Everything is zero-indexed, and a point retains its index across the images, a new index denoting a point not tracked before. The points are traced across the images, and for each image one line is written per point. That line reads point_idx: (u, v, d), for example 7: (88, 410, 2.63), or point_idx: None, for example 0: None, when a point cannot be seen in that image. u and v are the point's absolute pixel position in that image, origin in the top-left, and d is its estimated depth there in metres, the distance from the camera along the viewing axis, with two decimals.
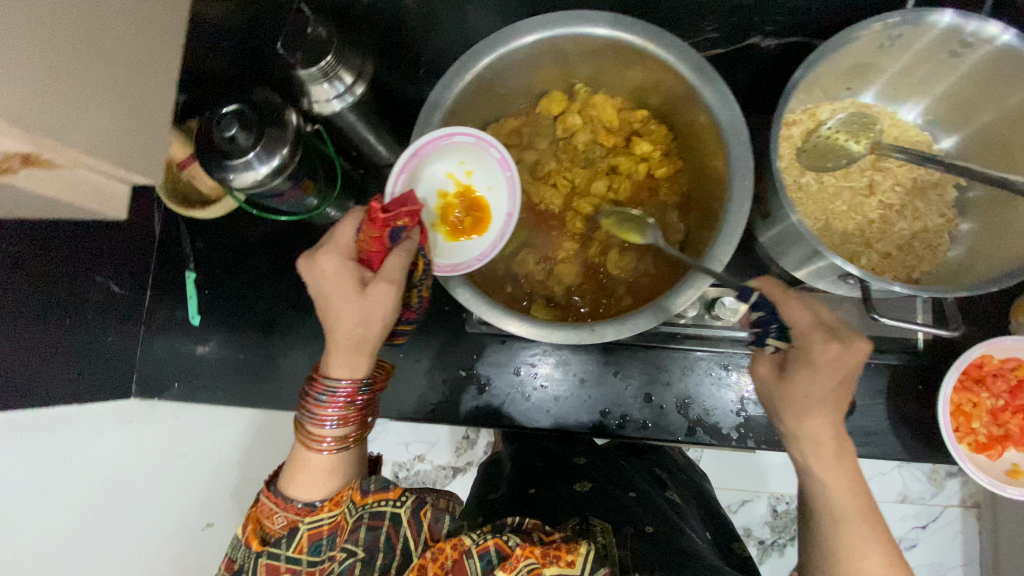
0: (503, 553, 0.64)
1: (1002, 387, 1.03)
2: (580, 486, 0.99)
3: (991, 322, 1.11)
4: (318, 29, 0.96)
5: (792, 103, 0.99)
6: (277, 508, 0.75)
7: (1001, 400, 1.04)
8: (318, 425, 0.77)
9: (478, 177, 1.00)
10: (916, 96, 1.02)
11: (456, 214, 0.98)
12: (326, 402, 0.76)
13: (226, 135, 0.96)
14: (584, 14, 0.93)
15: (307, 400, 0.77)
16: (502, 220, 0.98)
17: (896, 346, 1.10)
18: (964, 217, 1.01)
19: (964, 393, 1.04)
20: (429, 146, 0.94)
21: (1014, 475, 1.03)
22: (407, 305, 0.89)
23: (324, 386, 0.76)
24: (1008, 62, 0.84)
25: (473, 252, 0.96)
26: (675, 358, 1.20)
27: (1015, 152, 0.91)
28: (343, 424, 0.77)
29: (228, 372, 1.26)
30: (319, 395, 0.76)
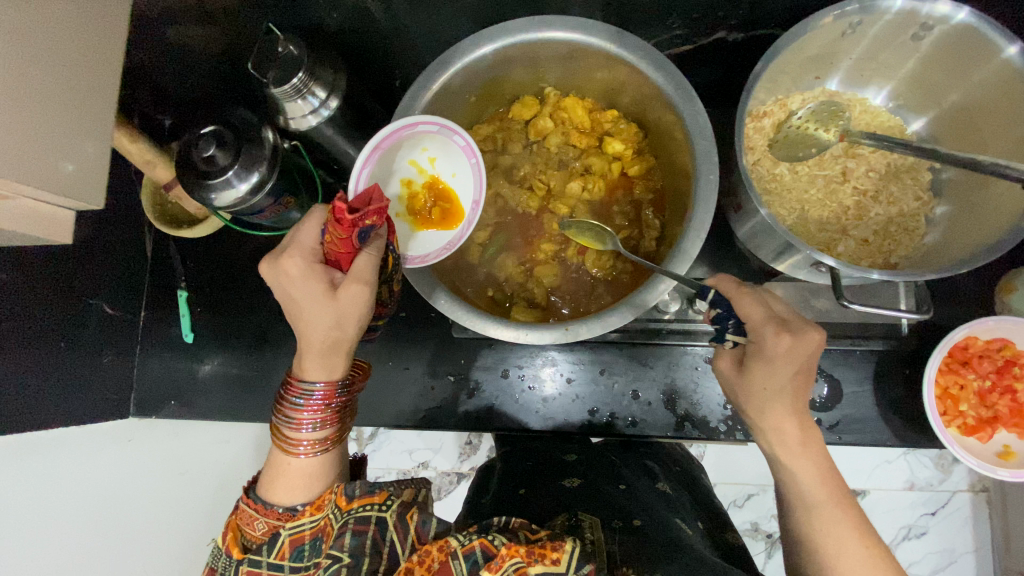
0: (489, 553, 0.63)
1: (988, 368, 1.03)
2: (569, 482, 0.97)
3: (974, 303, 1.11)
4: (289, 48, 0.98)
5: (760, 94, 0.99)
6: (259, 514, 0.77)
7: (988, 380, 1.03)
8: (295, 429, 0.79)
9: (444, 165, 1.01)
10: (879, 80, 1.04)
11: (424, 203, 1.00)
12: (302, 406, 0.78)
13: (204, 156, 0.98)
14: (548, 19, 0.94)
15: (284, 405, 0.79)
16: (468, 208, 0.98)
17: (880, 332, 1.10)
18: (939, 199, 1.01)
19: (951, 375, 1.04)
20: (392, 137, 0.96)
21: (1005, 456, 1.03)
22: (380, 301, 0.92)
23: (300, 389, 0.78)
24: (967, 39, 0.85)
25: (441, 240, 0.98)
26: (660, 354, 1.20)
27: (982, 130, 0.92)
28: (320, 427, 0.79)
29: (226, 387, 1.29)
30: (296, 398, 0.78)
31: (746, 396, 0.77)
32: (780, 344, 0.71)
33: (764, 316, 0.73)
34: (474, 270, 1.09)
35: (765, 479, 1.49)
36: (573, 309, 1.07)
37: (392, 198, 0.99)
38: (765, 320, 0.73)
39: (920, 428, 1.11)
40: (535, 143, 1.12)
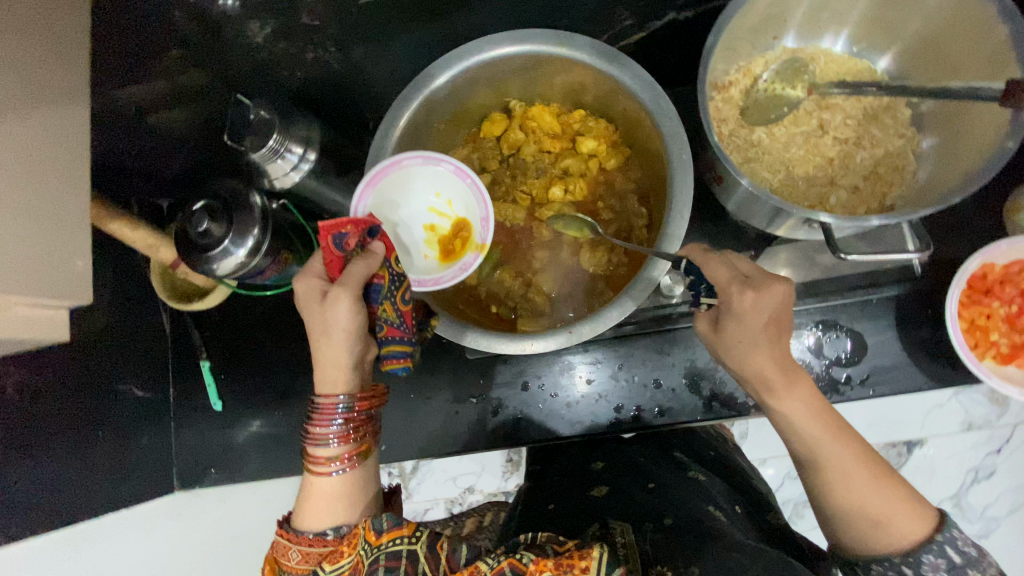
0: (518, 572, 0.63)
1: (1012, 293, 0.99)
2: (596, 491, 0.95)
3: (986, 229, 1.08)
4: (259, 113, 1.01)
5: (720, 65, 0.99)
6: (291, 544, 0.79)
7: (1014, 305, 1.00)
8: (317, 449, 0.82)
9: (451, 195, 1.01)
10: (836, 26, 1.03)
11: (445, 237, 1.01)
12: (319, 423, 0.82)
13: (200, 230, 1.00)
14: (497, 36, 0.97)
15: (305, 426, 0.83)
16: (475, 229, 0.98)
17: (894, 277, 1.08)
18: (924, 133, 1.00)
19: (975, 307, 1.00)
20: (386, 181, 0.98)
21: None
22: (396, 327, 0.89)
23: (315, 406, 0.82)
24: None
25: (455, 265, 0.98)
26: (675, 340, 1.20)
27: (952, 54, 0.91)
28: (339, 443, 0.82)
29: (261, 446, 1.31)
30: (325, 416, 0.82)
31: (756, 369, 0.77)
32: (770, 305, 0.71)
33: (755, 282, 0.72)
34: (475, 291, 1.11)
35: None
36: (578, 311, 1.07)
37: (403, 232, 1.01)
38: (755, 288, 0.72)
39: (952, 366, 1.08)
40: (511, 156, 1.14)
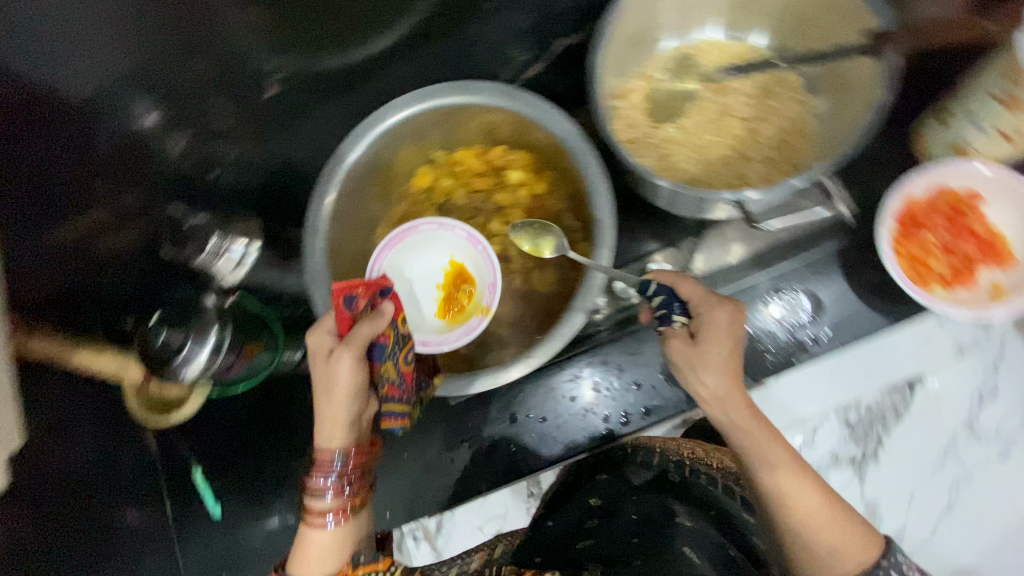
0: None
1: (938, 222, 1.05)
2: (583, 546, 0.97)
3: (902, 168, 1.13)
4: (193, 221, 1.18)
5: (614, 78, 1.05)
6: None
7: (944, 232, 1.04)
8: (314, 499, 0.81)
9: (465, 259, 1.04)
10: (709, 20, 1.11)
11: (447, 296, 1.04)
12: (319, 474, 0.81)
13: (159, 344, 1.02)
14: (402, 99, 1.02)
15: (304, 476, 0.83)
16: (486, 290, 1.01)
17: (827, 231, 1.14)
18: (817, 94, 1.05)
19: (909, 243, 1.04)
20: (404, 241, 1.05)
21: (999, 293, 1.01)
22: (394, 386, 0.87)
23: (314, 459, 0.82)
24: None
25: (463, 327, 1.00)
26: (643, 340, 1.22)
27: (818, 22, 0.98)
28: (336, 494, 0.81)
29: (260, 559, 1.21)
30: (321, 468, 0.81)
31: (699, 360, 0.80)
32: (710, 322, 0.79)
33: None
34: None
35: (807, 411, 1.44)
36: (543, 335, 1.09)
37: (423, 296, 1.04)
38: None
39: (907, 298, 1.12)
40: (446, 203, 1.19)
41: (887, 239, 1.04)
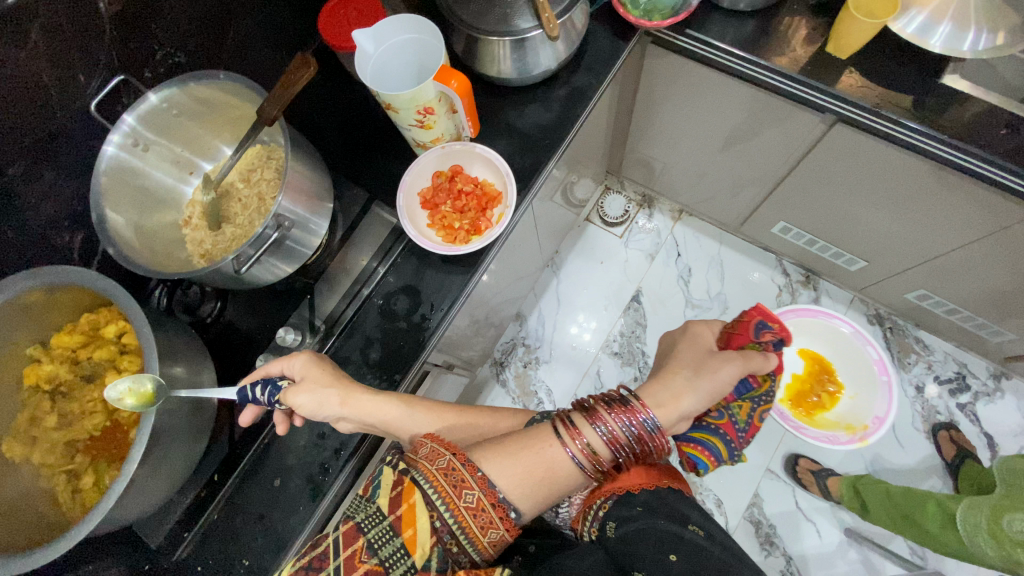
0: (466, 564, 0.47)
1: (825, 378, 1.09)
2: None
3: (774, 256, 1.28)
4: None
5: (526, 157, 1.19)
6: (455, 455, 0.50)
7: (829, 384, 1.08)
8: (623, 420, 0.53)
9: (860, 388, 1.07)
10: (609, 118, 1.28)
11: (809, 385, 1.10)
12: (614, 426, 0.52)
13: None
14: None
15: (602, 404, 0.54)
16: (828, 437, 1.04)
17: (714, 301, 1.26)
18: (696, 188, 1.20)
19: (814, 390, 1.09)
20: (808, 315, 1.12)
21: (861, 425, 1.04)
22: (732, 424, 0.66)
23: (623, 417, 0.53)
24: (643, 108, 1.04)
25: (818, 433, 1.04)
26: (538, 368, 1.27)
27: None
28: (609, 447, 0.52)
29: None
30: (624, 414, 0.53)
31: None
32: None
33: None
34: None
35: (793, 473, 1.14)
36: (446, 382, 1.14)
37: (792, 371, 1.11)
38: None
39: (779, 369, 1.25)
40: None
41: (792, 374, 1.11)
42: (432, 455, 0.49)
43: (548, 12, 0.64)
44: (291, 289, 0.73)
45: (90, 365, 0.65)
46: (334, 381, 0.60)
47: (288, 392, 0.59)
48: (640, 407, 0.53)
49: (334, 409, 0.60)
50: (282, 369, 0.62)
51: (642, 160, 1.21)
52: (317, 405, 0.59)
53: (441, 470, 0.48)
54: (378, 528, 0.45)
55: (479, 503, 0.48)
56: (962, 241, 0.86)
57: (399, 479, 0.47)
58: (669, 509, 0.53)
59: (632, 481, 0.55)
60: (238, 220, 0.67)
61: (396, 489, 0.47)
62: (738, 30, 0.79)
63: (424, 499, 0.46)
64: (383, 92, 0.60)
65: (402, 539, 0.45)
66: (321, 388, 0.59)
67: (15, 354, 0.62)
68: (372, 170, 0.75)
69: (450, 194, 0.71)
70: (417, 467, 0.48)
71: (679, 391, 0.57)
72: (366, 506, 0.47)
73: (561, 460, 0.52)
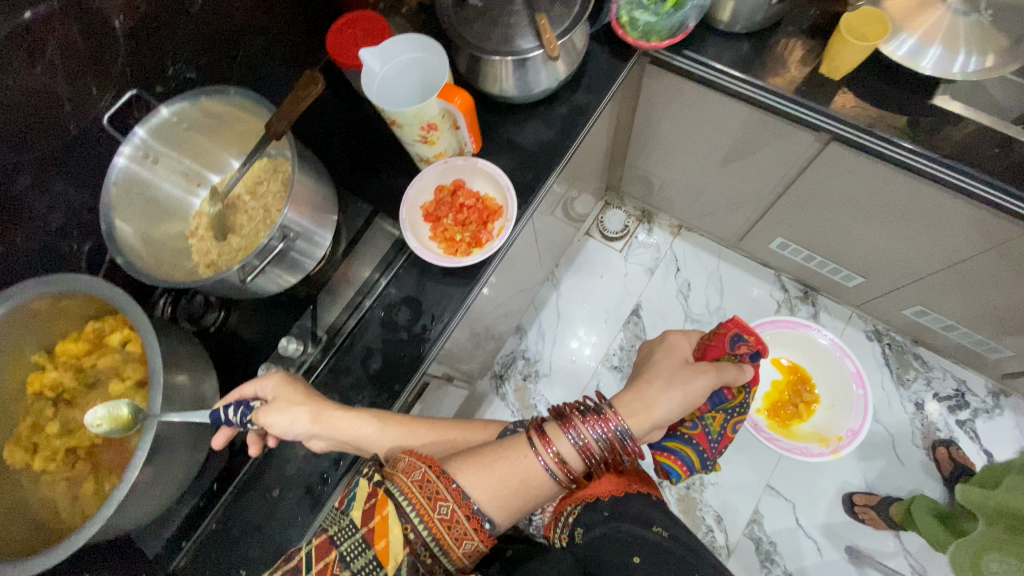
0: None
1: (802, 389, 1.10)
2: None
3: (773, 272, 1.29)
4: None
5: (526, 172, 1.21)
6: (425, 464, 0.50)
7: (806, 395, 1.09)
8: (594, 430, 0.54)
9: (836, 401, 1.08)
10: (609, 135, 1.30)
11: (786, 396, 1.11)
12: (588, 436, 0.53)
13: None
14: None
15: (575, 413, 0.55)
16: (801, 448, 1.05)
17: (713, 316, 1.27)
18: (694, 204, 1.22)
19: (791, 400, 1.10)
20: (788, 327, 1.13)
21: (835, 439, 1.05)
22: (704, 435, 0.67)
23: (592, 426, 0.54)
24: (641, 128, 1.06)
25: (793, 445, 1.05)
26: (537, 381, 1.27)
27: None
28: (581, 455, 0.53)
29: None
30: (594, 421, 0.54)
31: None
32: None
33: None
34: None
35: (793, 488, 1.13)
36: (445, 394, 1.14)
37: (768, 381, 1.12)
38: None
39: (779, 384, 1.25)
40: None
41: (768, 384, 1.12)
42: (408, 468, 0.50)
43: (548, 33, 0.66)
44: (294, 299, 0.74)
45: (92, 374, 0.65)
46: (305, 400, 0.61)
47: (260, 412, 0.60)
48: (611, 415, 0.54)
49: (305, 427, 0.60)
50: (255, 391, 0.63)
51: (640, 176, 1.23)
52: (289, 424, 0.60)
53: (416, 482, 0.49)
54: (351, 540, 0.46)
55: (454, 516, 0.48)
56: (957, 258, 0.87)
57: (373, 490, 0.48)
58: (633, 512, 0.53)
59: (601, 488, 0.54)
60: (244, 231, 0.69)
61: (370, 501, 0.47)
62: (732, 52, 0.81)
63: (397, 510, 0.47)
64: (388, 109, 0.62)
65: (375, 550, 0.46)
66: (292, 406, 0.60)
67: (20, 362, 0.63)
68: (376, 184, 0.77)
69: (453, 207, 0.72)
70: (392, 480, 0.49)
71: (652, 399, 0.57)
72: (339, 518, 0.47)
73: (536, 471, 0.52)
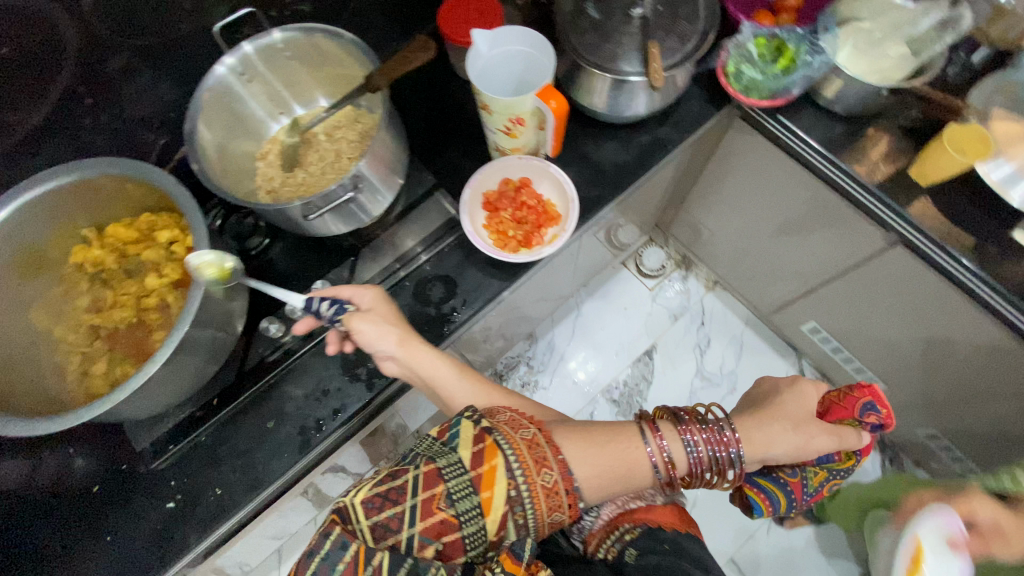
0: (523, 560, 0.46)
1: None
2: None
3: (795, 353, 1.27)
4: None
5: None
6: (532, 424, 0.50)
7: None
8: (714, 445, 0.56)
9: None
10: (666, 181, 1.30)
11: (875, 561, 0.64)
12: (704, 449, 0.56)
13: None
14: None
15: (699, 424, 0.57)
16: None
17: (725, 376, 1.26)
18: (736, 265, 1.21)
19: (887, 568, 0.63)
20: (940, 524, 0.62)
21: None
22: (807, 484, 0.76)
23: (715, 441, 0.56)
24: (707, 178, 1.06)
25: None
26: (536, 390, 1.27)
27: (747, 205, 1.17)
28: (694, 464, 0.55)
29: None
30: (716, 437, 0.56)
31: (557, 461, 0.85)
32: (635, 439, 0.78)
33: None
34: None
35: None
36: None
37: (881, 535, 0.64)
38: None
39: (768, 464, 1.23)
40: None
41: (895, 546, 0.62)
42: (514, 423, 0.49)
43: (656, 63, 0.66)
44: (338, 246, 0.75)
45: (136, 262, 0.66)
46: (397, 322, 0.61)
47: (353, 316, 0.59)
48: (731, 434, 0.57)
49: (390, 345, 0.59)
50: (351, 294, 0.62)
51: (691, 223, 1.23)
52: (377, 337, 0.59)
53: (525, 440, 0.48)
54: (459, 480, 0.45)
55: (555, 485, 0.47)
56: (989, 392, 0.85)
57: (480, 435, 0.47)
58: (693, 554, 0.52)
59: (662, 518, 0.58)
60: (311, 168, 0.70)
61: (478, 445, 0.46)
62: (825, 130, 0.80)
63: (505, 463, 0.45)
64: (485, 92, 0.62)
65: (479, 498, 0.45)
66: (384, 321, 0.60)
67: (69, 232, 0.64)
68: (445, 160, 0.78)
69: (513, 203, 0.73)
70: (501, 431, 0.47)
71: (772, 436, 0.59)
72: (447, 453, 0.46)
73: (643, 462, 0.54)
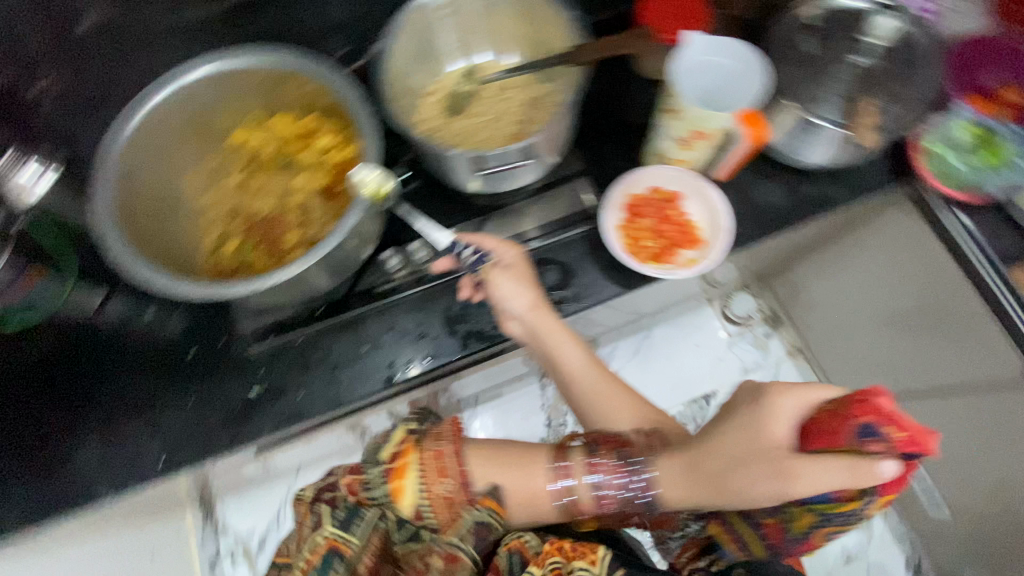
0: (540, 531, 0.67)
1: None
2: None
3: None
4: None
5: None
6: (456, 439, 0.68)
7: None
8: (618, 480, 0.67)
9: None
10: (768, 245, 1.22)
11: None
12: (608, 481, 0.67)
13: None
14: None
15: (602, 461, 0.68)
16: None
17: None
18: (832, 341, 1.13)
19: None
20: None
21: None
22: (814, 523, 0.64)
23: (623, 472, 0.67)
24: (829, 245, 0.93)
25: None
26: None
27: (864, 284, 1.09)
28: (602, 498, 0.67)
29: None
30: (613, 470, 0.67)
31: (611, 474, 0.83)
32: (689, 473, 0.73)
33: None
34: None
35: None
36: None
37: None
38: None
39: None
40: None
41: None
42: (439, 435, 0.68)
43: None
44: (470, 201, 0.74)
45: (290, 157, 0.68)
46: (530, 283, 0.65)
47: (495, 270, 0.65)
48: (635, 470, 0.67)
49: (521, 306, 0.65)
50: (494, 246, 0.66)
51: (789, 282, 1.08)
52: (513, 294, 0.65)
53: (436, 451, 0.67)
54: (377, 475, 0.67)
55: (451, 496, 0.66)
56: None
57: (404, 440, 0.68)
58: None
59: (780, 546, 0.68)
60: (473, 118, 0.69)
61: (397, 455, 0.67)
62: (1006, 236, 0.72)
63: (417, 470, 0.66)
64: (682, 96, 0.58)
65: (392, 487, 0.66)
66: (522, 283, 0.65)
67: (239, 111, 0.66)
68: (599, 149, 0.75)
69: (658, 213, 0.71)
70: (422, 442, 0.68)
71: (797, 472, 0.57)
72: (373, 460, 0.68)
73: (542, 489, 0.67)
